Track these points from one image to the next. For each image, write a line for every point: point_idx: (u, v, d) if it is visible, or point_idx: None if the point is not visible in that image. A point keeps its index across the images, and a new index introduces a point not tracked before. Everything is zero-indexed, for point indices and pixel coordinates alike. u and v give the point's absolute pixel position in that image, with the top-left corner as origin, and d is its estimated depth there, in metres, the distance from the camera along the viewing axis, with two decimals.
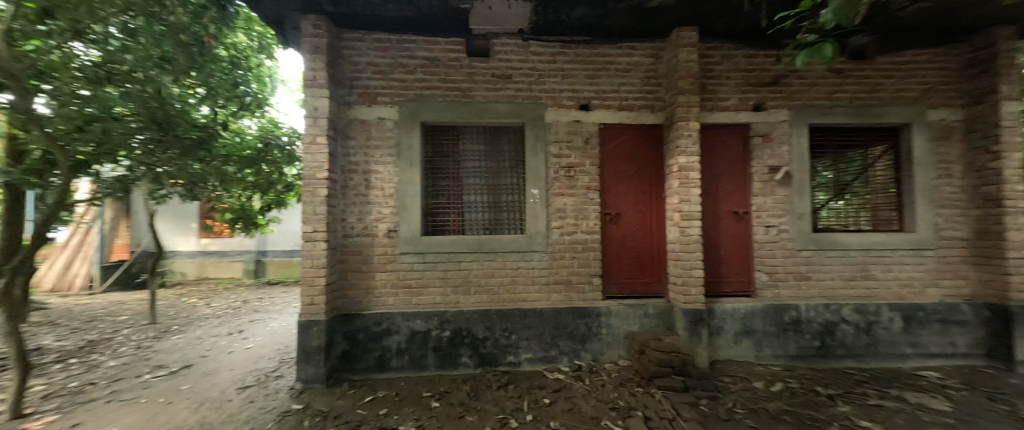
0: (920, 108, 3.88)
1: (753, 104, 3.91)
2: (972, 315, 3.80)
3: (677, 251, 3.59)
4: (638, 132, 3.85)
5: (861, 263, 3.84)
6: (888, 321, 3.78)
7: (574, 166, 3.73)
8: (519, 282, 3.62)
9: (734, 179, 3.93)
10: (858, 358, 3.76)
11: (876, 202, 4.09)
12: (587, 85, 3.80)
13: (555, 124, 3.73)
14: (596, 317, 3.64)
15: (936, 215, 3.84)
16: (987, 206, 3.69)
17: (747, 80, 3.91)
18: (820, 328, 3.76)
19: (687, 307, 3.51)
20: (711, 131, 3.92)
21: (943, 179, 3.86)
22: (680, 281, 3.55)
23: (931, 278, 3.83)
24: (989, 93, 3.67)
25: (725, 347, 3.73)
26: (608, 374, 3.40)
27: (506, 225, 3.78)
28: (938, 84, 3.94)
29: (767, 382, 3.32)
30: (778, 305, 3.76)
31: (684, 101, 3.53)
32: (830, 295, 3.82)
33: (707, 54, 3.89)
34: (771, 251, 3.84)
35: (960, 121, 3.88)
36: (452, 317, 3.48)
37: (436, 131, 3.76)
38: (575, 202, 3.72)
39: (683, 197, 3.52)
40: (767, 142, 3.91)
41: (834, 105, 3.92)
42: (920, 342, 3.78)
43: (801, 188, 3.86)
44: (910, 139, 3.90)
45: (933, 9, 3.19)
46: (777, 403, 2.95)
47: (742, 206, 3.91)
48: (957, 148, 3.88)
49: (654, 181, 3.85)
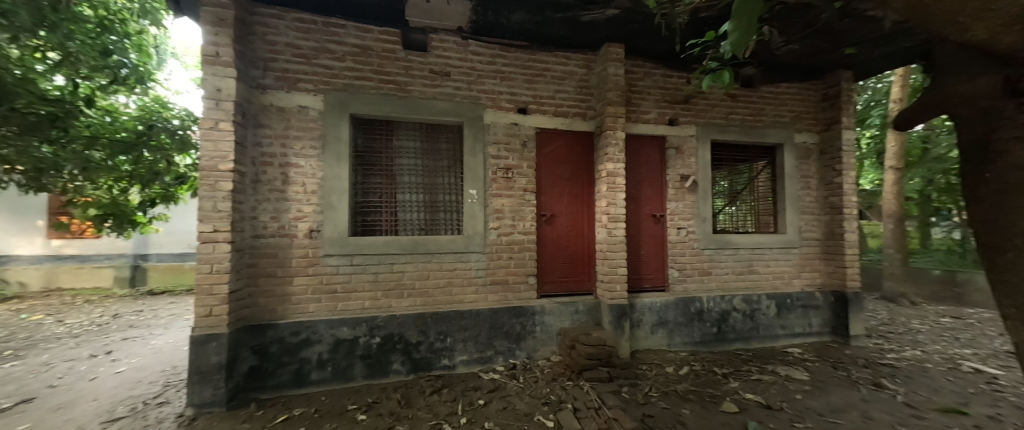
0: (791, 131, 4.73)
1: (669, 119, 4.39)
2: (823, 300, 4.73)
3: (605, 250, 3.87)
4: (572, 137, 4.05)
5: (749, 260, 4.54)
6: (767, 308, 4.52)
7: (512, 168, 3.79)
8: (456, 284, 3.56)
9: (653, 185, 4.35)
10: (746, 340, 4.44)
11: (759, 208, 4.87)
12: (525, 89, 3.89)
13: (493, 126, 3.76)
14: (530, 315, 3.74)
15: (800, 220, 4.71)
16: (833, 213, 4.64)
17: (665, 97, 4.37)
18: (718, 317, 4.35)
19: (613, 302, 3.81)
20: (635, 141, 4.29)
21: (805, 190, 4.75)
22: (607, 279, 3.84)
23: (797, 271, 4.69)
24: (836, 123, 4.61)
25: (644, 337, 4.11)
26: (541, 371, 3.51)
27: (443, 225, 3.69)
28: (804, 112, 4.82)
29: (677, 367, 3.74)
30: (686, 298, 4.26)
31: (613, 112, 3.83)
32: (725, 287, 4.44)
33: (633, 70, 4.25)
34: (681, 250, 4.35)
35: (817, 144, 4.81)
36: (383, 323, 3.29)
37: (368, 124, 3.52)
38: (513, 203, 3.78)
39: (611, 200, 3.82)
40: (680, 154, 4.42)
41: (731, 124, 4.57)
42: (788, 324, 4.59)
43: (705, 195, 4.43)
44: (784, 156, 4.72)
45: (800, 52, 3.90)
46: (684, 385, 3.34)
47: (660, 209, 4.36)
48: (815, 166, 4.80)
49: (586, 185, 4.07)
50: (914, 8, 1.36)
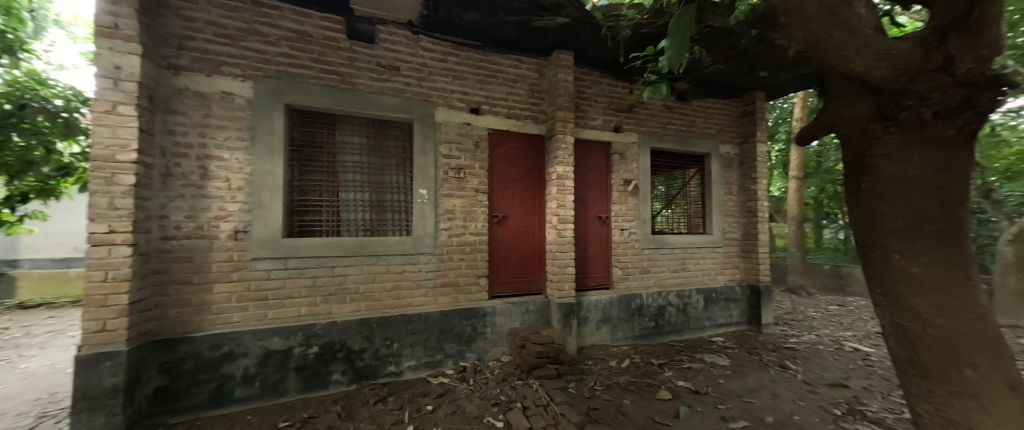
0: (717, 143, 5.26)
1: (613, 126, 4.65)
2: (742, 293, 5.32)
3: (554, 250, 3.98)
4: (524, 139, 4.11)
5: (682, 258, 4.96)
6: (696, 302, 4.98)
7: (464, 168, 3.75)
8: (404, 287, 3.42)
9: (600, 188, 4.57)
10: (679, 332, 4.84)
11: (690, 211, 5.35)
12: (477, 89, 3.87)
13: (445, 125, 3.68)
14: (481, 317, 3.72)
15: (724, 222, 5.26)
16: (750, 216, 5.25)
17: (610, 105, 4.62)
18: (655, 311, 4.70)
19: (561, 301, 3.94)
20: (584, 145, 4.48)
21: (728, 196, 5.31)
22: (557, 278, 3.96)
23: (721, 268, 5.22)
24: (752, 136, 5.23)
25: (590, 334, 4.29)
26: (491, 372, 3.51)
27: (390, 225, 3.53)
28: (729, 126, 5.37)
29: (619, 360, 3.96)
30: (628, 294, 4.54)
31: (563, 117, 3.97)
32: (662, 283, 4.81)
33: (581, 77, 4.43)
34: (623, 250, 4.63)
35: (738, 155, 5.41)
36: (322, 331, 3.06)
37: (307, 117, 3.26)
38: (464, 203, 3.73)
39: (560, 202, 3.95)
40: (623, 160, 4.69)
41: (668, 134, 4.96)
42: (714, 316, 5.09)
43: (645, 199, 4.77)
44: (711, 165, 5.24)
45: (725, 72, 4.37)
46: (625, 377, 3.55)
47: (606, 211, 4.59)
48: (737, 174, 5.39)
49: (538, 187, 4.15)
50: (811, 41, 1.59)
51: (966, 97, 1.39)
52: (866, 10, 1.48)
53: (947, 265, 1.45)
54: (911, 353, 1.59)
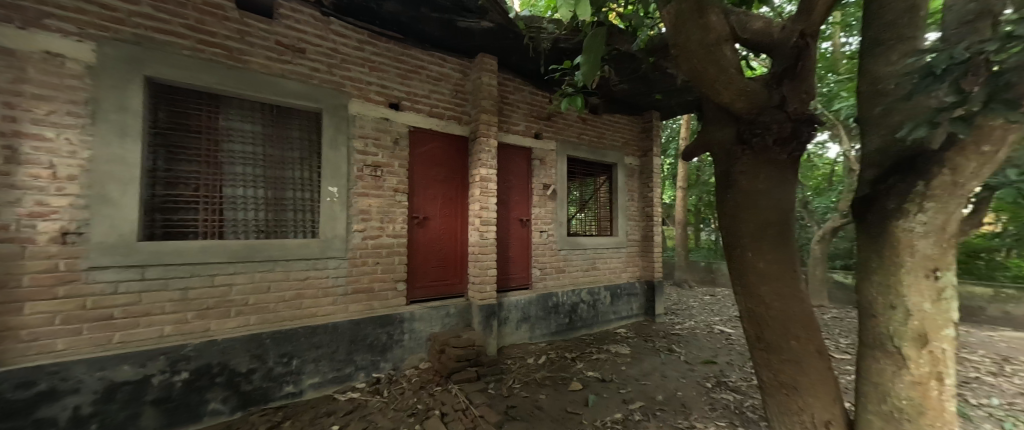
0: (623, 154, 5.88)
1: (534, 133, 4.85)
2: (641, 288, 6.02)
3: (476, 252, 3.98)
4: (448, 140, 4.03)
5: (592, 258, 5.41)
6: (604, 298, 5.47)
7: (381, 166, 3.51)
8: (307, 296, 3.06)
9: (522, 191, 4.72)
10: (589, 326, 5.25)
11: (600, 215, 5.88)
12: (397, 83, 3.67)
13: (360, 118, 3.41)
14: (398, 324, 3.52)
15: (627, 225, 5.90)
16: (647, 220, 5.98)
17: (531, 112, 4.82)
18: (569, 308, 5.02)
19: (482, 303, 3.96)
20: (506, 149, 4.58)
21: (631, 202, 5.97)
22: (478, 280, 3.97)
23: (624, 266, 5.84)
24: (650, 151, 5.98)
25: (510, 333, 4.39)
26: (408, 381, 3.33)
27: (291, 226, 3.12)
28: (633, 140, 6.05)
29: (536, 357, 4.13)
30: (545, 293, 4.76)
31: (486, 120, 4.00)
32: (575, 282, 5.18)
33: (505, 83, 4.54)
34: (542, 251, 4.86)
35: (639, 166, 6.12)
36: (196, 354, 2.54)
37: (178, 96, 2.69)
38: (381, 204, 3.49)
39: (483, 204, 3.98)
40: (543, 165, 4.93)
41: (582, 143, 5.37)
42: (618, 310, 5.66)
43: (562, 203, 5.08)
44: (618, 174, 5.84)
45: (630, 92, 4.91)
46: (541, 372, 3.72)
47: (526, 214, 4.76)
48: (638, 183, 6.09)
49: (461, 188, 4.10)
50: (693, 73, 1.89)
51: (794, 130, 1.82)
52: (730, 54, 1.81)
53: (781, 260, 1.92)
54: (759, 331, 2.00)
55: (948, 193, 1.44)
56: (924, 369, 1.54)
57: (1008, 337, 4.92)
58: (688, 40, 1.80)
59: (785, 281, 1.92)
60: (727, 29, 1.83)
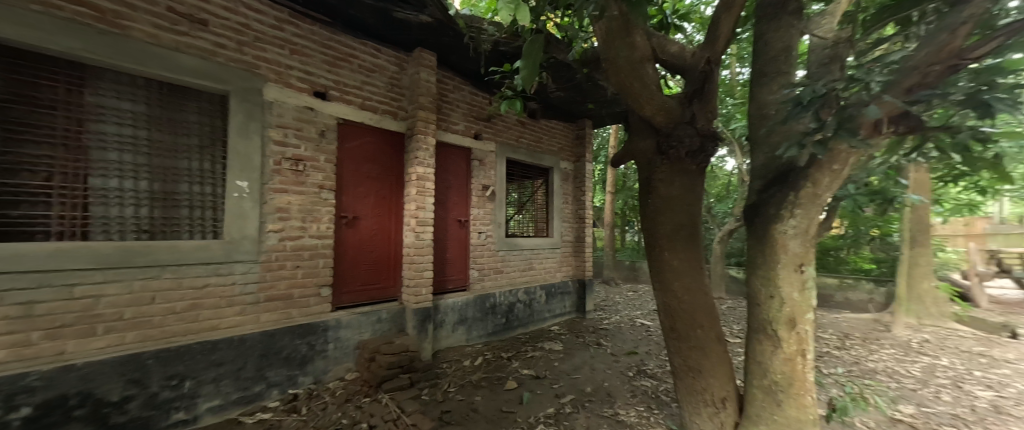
0: (558, 159, 6.14)
1: (474, 133, 4.83)
2: (574, 287, 6.33)
3: (411, 254, 3.82)
4: (382, 135, 3.81)
5: (529, 258, 5.55)
6: (539, 297, 5.64)
7: (303, 160, 3.18)
8: (206, 306, 2.63)
9: (460, 191, 4.66)
10: (525, 325, 5.37)
11: (536, 216, 6.07)
12: (324, 71, 3.37)
13: (278, 105, 3.05)
14: (321, 333, 3.22)
15: (562, 227, 6.18)
16: (580, 222, 6.33)
17: (471, 112, 4.79)
18: (506, 308, 5.08)
19: (417, 307, 3.82)
20: (445, 148, 4.48)
21: (565, 204, 6.26)
22: (413, 283, 3.82)
23: (558, 266, 6.10)
24: (583, 157, 6.34)
25: (446, 336, 4.29)
26: (332, 394, 3.06)
27: (185, 225, 2.66)
28: (568, 146, 6.36)
29: (473, 359, 4.09)
30: (482, 294, 4.76)
31: (424, 117, 3.88)
32: (512, 282, 5.27)
33: (444, 81, 4.44)
34: (480, 252, 4.86)
35: (573, 171, 6.45)
36: (44, 384, 2.00)
37: (23, 60, 2.12)
38: (303, 201, 3.17)
39: (419, 204, 3.83)
40: (482, 166, 4.93)
41: (521, 146, 5.49)
42: (552, 308, 5.88)
43: (500, 204, 5.14)
44: (554, 178, 6.08)
45: (566, 100, 5.14)
46: (477, 374, 3.70)
47: (465, 214, 4.72)
48: (572, 187, 6.41)
49: (396, 187, 3.91)
50: (621, 87, 2.05)
51: (700, 145, 2.08)
52: (651, 73, 2.00)
53: (690, 258, 2.18)
54: (673, 323, 2.23)
55: (810, 202, 1.76)
56: (791, 346, 1.88)
57: (847, 318, 6.20)
58: (616, 56, 1.95)
59: (692, 277, 2.18)
60: (649, 50, 2.02)
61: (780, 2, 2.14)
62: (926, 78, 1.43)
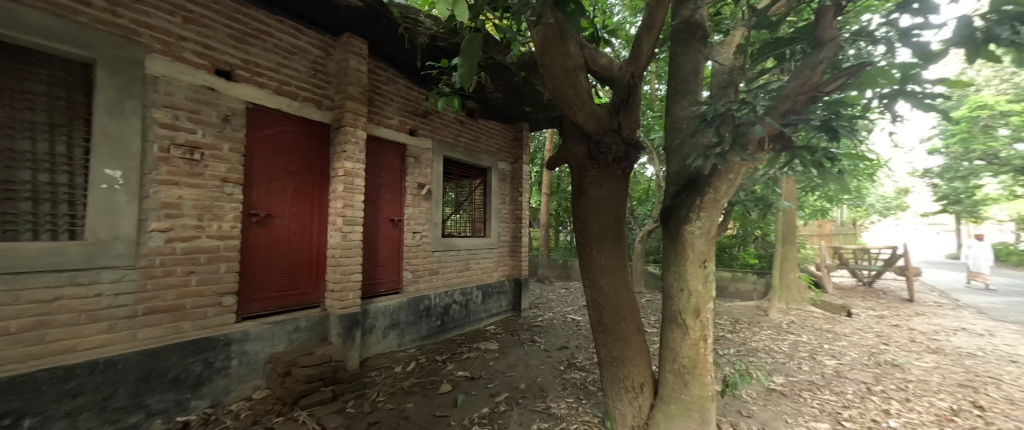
0: (496, 160, 6.17)
1: (409, 129, 4.63)
2: (510, 286, 6.42)
3: (337, 256, 3.51)
4: (303, 125, 3.45)
5: (466, 259, 5.50)
6: (476, 297, 5.61)
7: (201, 147, 2.72)
8: (59, 324, 2.09)
9: (393, 189, 4.43)
10: (461, 327, 5.29)
11: (474, 216, 6.04)
12: (228, 47, 2.93)
13: (167, 82, 2.57)
14: (223, 348, 2.77)
15: (499, 227, 6.23)
16: (516, 222, 6.45)
17: (406, 107, 4.58)
18: (441, 310, 4.96)
19: (343, 313, 3.53)
20: (376, 143, 4.21)
21: (503, 204, 6.32)
22: (339, 287, 3.51)
23: (495, 266, 6.14)
24: (520, 158, 6.46)
25: (375, 343, 4.03)
26: (236, 417, 2.67)
27: (24, 223, 2.09)
28: (506, 147, 6.43)
29: (404, 365, 3.90)
30: (416, 297, 4.57)
31: (353, 109, 3.59)
32: (448, 283, 5.16)
33: (376, 71, 4.18)
34: (415, 252, 4.68)
35: (511, 172, 6.54)
36: None
37: None
38: (199, 196, 2.71)
39: (347, 202, 3.53)
40: (417, 163, 4.75)
41: (458, 145, 5.40)
42: (488, 308, 5.88)
43: (437, 203, 4.99)
44: (492, 178, 6.09)
45: (504, 101, 5.19)
46: (409, 380, 3.54)
47: (398, 213, 4.49)
48: (510, 187, 6.49)
49: (319, 182, 3.57)
50: (556, 93, 2.13)
51: (625, 152, 2.26)
52: (582, 81, 2.11)
53: (616, 256, 2.35)
54: (601, 317, 2.38)
55: (712, 206, 2.02)
56: (696, 332, 2.14)
57: (738, 305, 7.28)
58: (552, 63, 2.02)
59: (618, 274, 2.35)
60: (581, 60, 2.13)
61: (689, 29, 2.43)
62: (795, 105, 1.73)
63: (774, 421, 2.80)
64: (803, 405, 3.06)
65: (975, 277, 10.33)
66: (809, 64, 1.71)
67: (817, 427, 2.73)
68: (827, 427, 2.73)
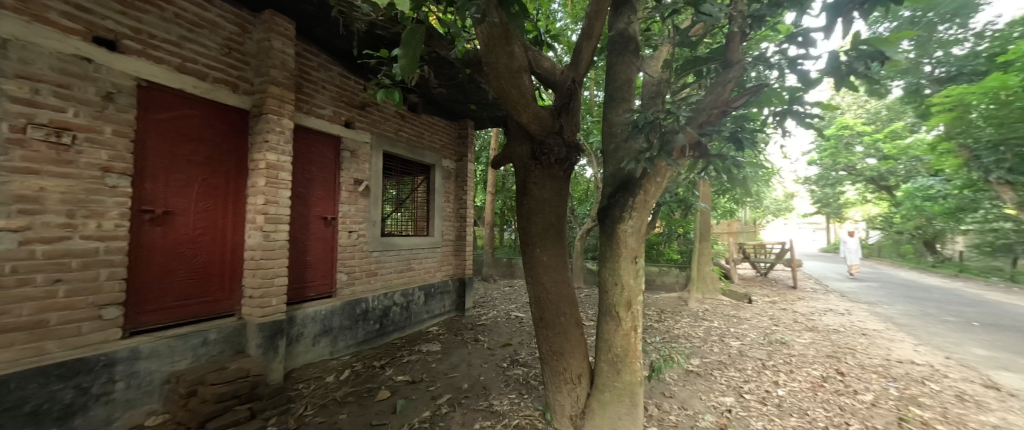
0: (440, 157, 6.02)
1: (344, 121, 4.31)
2: (454, 286, 6.33)
3: (257, 258, 3.12)
4: (212, 110, 3.03)
5: (407, 259, 5.30)
6: (418, 298, 5.43)
7: (74, 127, 2.21)
8: None
9: (325, 185, 4.09)
10: (401, 329, 5.08)
11: (416, 215, 5.83)
12: (113, 11, 2.42)
13: (25, 46, 2.03)
14: (105, 371, 2.29)
15: (443, 226, 6.09)
16: (460, 221, 6.38)
17: (340, 96, 4.26)
18: (380, 313, 4.71)
19: (264, 321, 3.16)
20: (306, 134, 3.85)
21: (447, 203, 6.20)
22: (259, 293, 3.13)
23: (438, 266, 6.00)
24: (465, 156, 6.38)
25: (303, 352, 3.68)
26: None
27: None
28: (450, 144, 6.30)
29: (337, 374, 3.63)
30: (352, 300, 4.28)
31: (277, 94, 3.24)
32: (388, 285, 4.92)
33: (305, 55, 3.82)
34: (351, 253, 4.38)
35: (455, 169, 6.43)
36: None
37: None
38: (71, 187, 2.20)
39: (269, 198, 3.16)
40: (354, 158, 4.44)
41: (399, 140, 5.16)
42: (431, 308, 5.73)
43: (376, 201, 4.74)
44: (435, 176, 5.93)
45: (448, 97, 5.08)
46: (342, 390, 3.30)
47: (331, 211, 4.16)
48: (454, 185, 6.39)
49: (232, 175, 3.18)
50: (501, 92, 2.14)
51: (566, 154, 2.35)
52: (527, 83, 2.15)
53: (557, 254, 2.44)
54: (542, 313, 2.46)
55: (642, 206, 2.20)
56: (628, 323, 2.30)
57: (663, 297, 8.03)
58: (497, 62, 2.02)
59: (559, 271, 2.44)
60: (526, 61, 2.16)
61: (624, 41, 2.60)
62: (710, 117, 1.94)
63: (690, 399, 3.13)
64: (714, 383, 3.47)
65: (851, 270, 11.94)
66: (722, 82, 1.94)
67: (724, 401, 3.11)
68: (732, 400, 3.13)
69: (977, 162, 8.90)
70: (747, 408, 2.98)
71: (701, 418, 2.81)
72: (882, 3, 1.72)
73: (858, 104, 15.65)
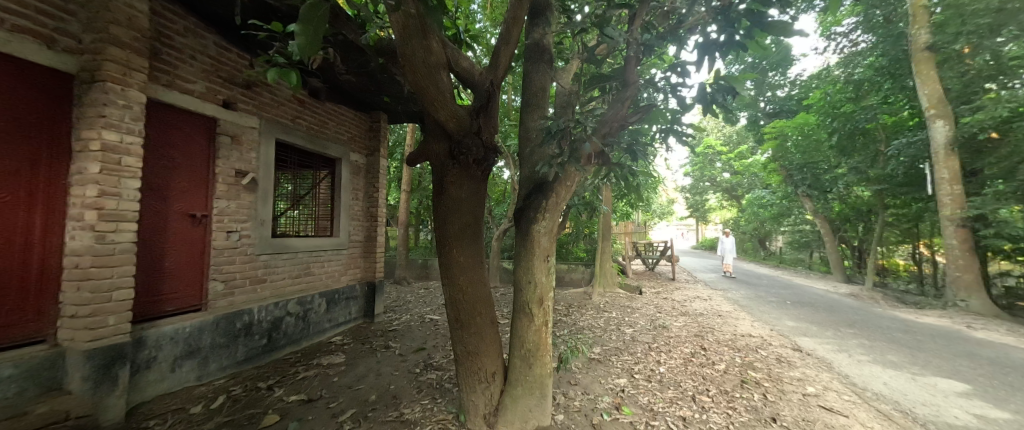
0: (348, 150, 5.49)
1: (221, 100, 3.63)
2: (361, 291, 5.84)
3: (83, 266, 2.37)
4: (9, 66, 2.23)
5: (306, 262, 4.72)
6: (317, 306, 4.86)
7: None
8: None
9: (193, 176, 3.37)
10: (296, 343, 4.47)
11: (317, 213, 5.22)
12: None
13: None
14: None
15: (350, 226, 5.58)
16: (370, 220, 5.92)
17: (215, 71, 3.57)
18: (268, 326, 4.07)
19: (96, 348, 2.42)
20: (164, 112, 3.11)
21: (355, 200, 5.68)
22: (86, 313, 2.38)
23: (343, 269, 5.48)
24: (376, 151, 5.94)
25: (158, 381, 2.97)
26: None
27: None
28: (359, 136, 5.80)
29: (206, 403, 3.02)
30: (230, 312, 3.62)
31: (121, 58, 2.53)
32: (279, 293, 4.29)
33: (168, 15, 3.11)
34: (230, 257, 3.72)
35: (365, 164, 5.93)
36: None
37: None
38: None
39: (108, 189, 2.45)
40: (235, 144, 3.77)
41: (295, 128, 4.55)
42: (333, 317, 5.19)
43: (264, 196, 4.11)
44: (342, 170, 5.39)
45: (357, 84, 4.64)
46: (214, 421, 2.75)
47: (200, 208, 3.45)
48: (363, 181, 5.89)
49: (43, 158, 2.40)
50: (416, 86, 2.04)
51: (483, 155, 2.35)
52: (445, 79, 2.10)
53: (473, 254, 2.43)
54: (458, 314, 2.43)
55: (553, 208, 2.35)
56: (540, 319, 2.42)
57: (571, 292, 8.71)
58: (413, 54, 1.93)
59: (475, 270, 2.43)
60: (445, 57, 2.11)
61: (539, 50, 2.73)
62: (611, 130, 2.17)
63: (591, 384, 3.43)
64: (611, 367, 3.89)
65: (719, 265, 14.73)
66: (620, 99, 2.19)
67: (619, 382, 3.50)
68: (625, 381, 3.53)
69: (790, 179, 11.79)
70: (636, 387, 3.40)
71: (600, 400, 3.10)
72: (734, 49, 2.14)
73: (718, 127, 19.34)
